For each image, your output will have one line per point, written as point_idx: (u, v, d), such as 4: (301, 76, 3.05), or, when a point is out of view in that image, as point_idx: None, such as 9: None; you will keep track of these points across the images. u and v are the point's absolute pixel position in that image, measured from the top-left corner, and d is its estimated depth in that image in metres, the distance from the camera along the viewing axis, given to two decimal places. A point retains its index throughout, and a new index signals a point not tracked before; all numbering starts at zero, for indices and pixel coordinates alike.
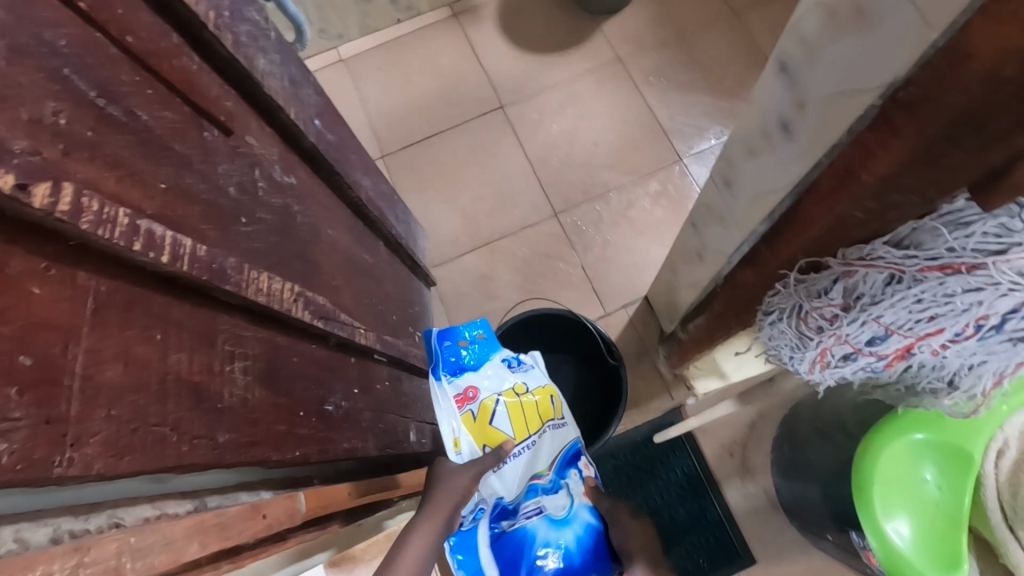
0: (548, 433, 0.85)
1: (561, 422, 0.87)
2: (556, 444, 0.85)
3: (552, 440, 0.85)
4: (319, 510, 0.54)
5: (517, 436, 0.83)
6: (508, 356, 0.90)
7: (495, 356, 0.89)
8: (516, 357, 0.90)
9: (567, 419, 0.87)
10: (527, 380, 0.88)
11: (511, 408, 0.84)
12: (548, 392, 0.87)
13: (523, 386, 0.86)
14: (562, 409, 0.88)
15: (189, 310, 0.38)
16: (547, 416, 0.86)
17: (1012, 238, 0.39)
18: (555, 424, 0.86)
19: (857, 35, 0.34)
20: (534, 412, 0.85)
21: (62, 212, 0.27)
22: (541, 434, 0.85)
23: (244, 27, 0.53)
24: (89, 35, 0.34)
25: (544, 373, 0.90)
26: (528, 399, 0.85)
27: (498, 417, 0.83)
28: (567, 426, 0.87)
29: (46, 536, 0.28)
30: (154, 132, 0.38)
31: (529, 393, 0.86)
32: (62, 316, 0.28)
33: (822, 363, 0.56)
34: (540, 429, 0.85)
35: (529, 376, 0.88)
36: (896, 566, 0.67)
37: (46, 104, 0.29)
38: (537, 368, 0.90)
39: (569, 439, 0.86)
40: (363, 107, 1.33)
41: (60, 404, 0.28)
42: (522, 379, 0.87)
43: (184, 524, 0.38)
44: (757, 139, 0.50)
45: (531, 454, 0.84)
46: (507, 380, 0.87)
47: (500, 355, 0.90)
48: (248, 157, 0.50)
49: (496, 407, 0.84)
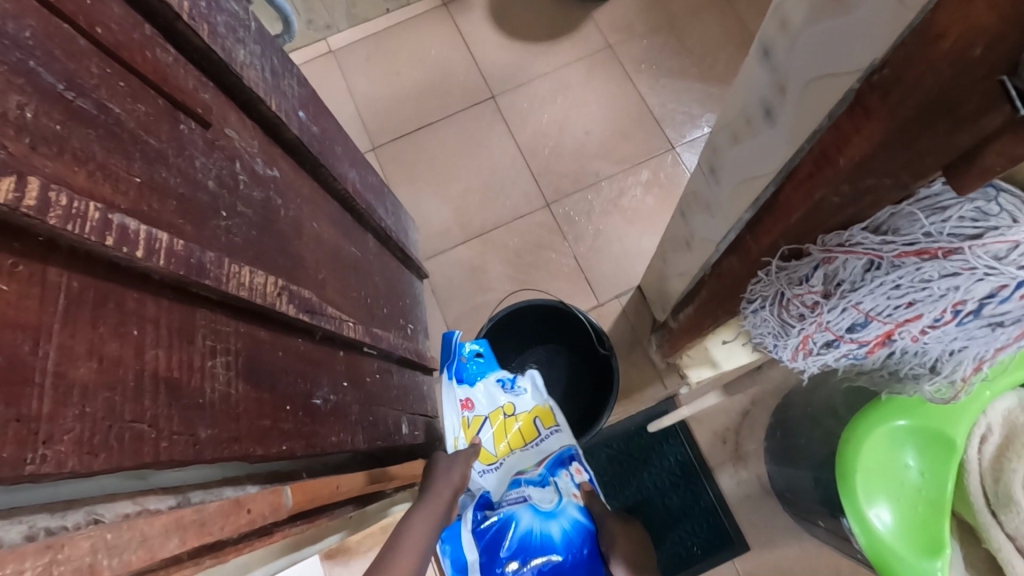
0: (530, 451, 0.86)
1: (555, 429, 0.87)
2: (542, 450, 0.85)
3: (537, 451, 0.86)
4: (307, 503, 0.52)
5: (500, 451, 0.87)
6: (504, 375, 0.91)
7: (490, 375, 0.90)
8: (511, 379, 0.91)
9: (560, 427, 0.86)
10: (516, 402, 0.89)
11: (497, 428, 0.87)
12: (534, 413, 0.88)
13: (511, 408, 0.88)
14: (556, 416, 0.88)
15: (165, 306, 0.38)
16: (530, 436, 0.87)
17: (987, 221, 0.40)
18: (543, 438, 0.86)
19: (835, 17, 0.33)
20: (517, 435, 0.88)
21: (29, 206, 0.27)
22: (525, 450, 0.87)
23: (221, 18, 0.52)
24: (55, 27, 0.34)
25: (540, 393, 0.90)
26: (513, 422, 0.88)
27: (484, 433, 0.87)
28: (563, 432, 0.86)
29: (20, 533, 0.27)
30: (126, 126, 0.37)
31: (515, 416, 0.88)
32: (30, 315, 0.28)
33: (805, 350, 0.55)
34: (522, 448, 0.87)
35: (521, 398, 0.89)
36: (879, 551, 0.68)
37: (11, 98, 0.29)
38: (532, 390, 0.90)
39: (563, 445, 0.84)
40: (352, 99, 1.32)
41: (30, 402, 0.28)
42: (511, 401, 0.89)
43: (162, 519, 0.34)
44: (741, 125, 0.50)
45: (515, 464, 0.86)
46: (498, 401, 0.89)
47: (496, 374, 0.90)
48: (227, 151, 0.50)
49: (484, 425, 0.87)
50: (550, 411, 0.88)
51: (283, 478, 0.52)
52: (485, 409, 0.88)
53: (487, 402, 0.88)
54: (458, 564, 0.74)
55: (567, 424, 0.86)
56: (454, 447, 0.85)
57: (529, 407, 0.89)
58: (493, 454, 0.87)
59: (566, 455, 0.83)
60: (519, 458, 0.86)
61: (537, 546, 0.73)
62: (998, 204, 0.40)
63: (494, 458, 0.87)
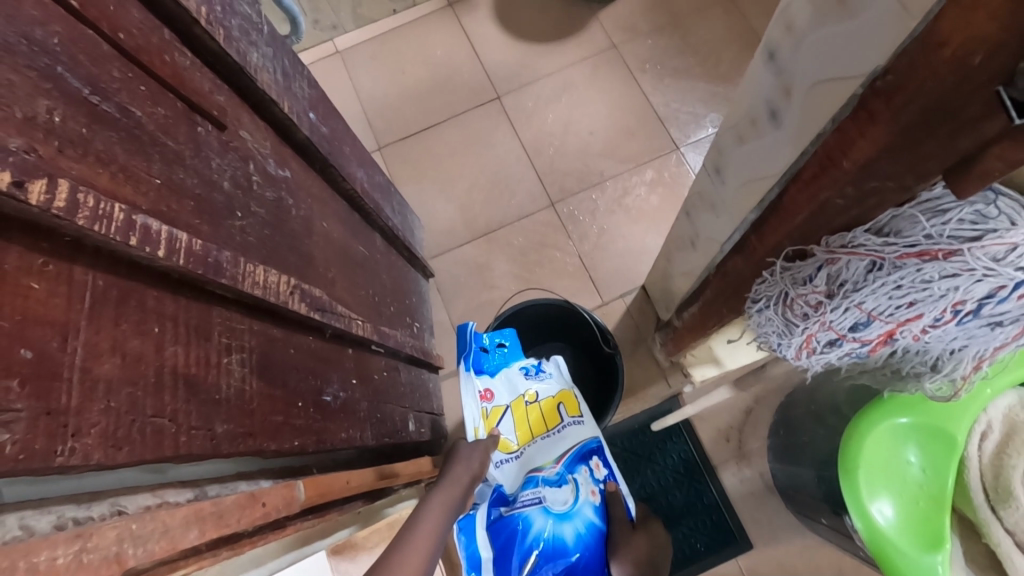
0: (552, 437, 0.84)
1: (578, 418, 0.85)
2: (564, 438, 0.83)
3: (558, 438, 0.84)
4: (319, 498, 0.53)
5: (521, 440, 0.85)
6: (527, 363, 0.89)
7: (513, 364, 0.89)
8: (535, 365, 0.90)
9: (583, 418, 0.84)
10: (539, 389, 0.88)
11: (517, 414, 0.86)
12: (558, 399, 0.87)
13: (533, 395, 0.87)
14: (580, 404, 0.86)
15: (184, 304, 0.39)
16: (553, 422, 0.86)
17: (986, 224, 0.41)
18: (564, 425, 0.84)
19: (841, 22, 0.34)
20: (538, 421, 0.86)
21: (59, 208, 0.28)
22: (546, 437, 0.85)
23: (235, 21, 0.53)
24: (79, 32, 0.34)
25: (564, 378, 0.89)
26: (535, 408, 0.87)
27: (505, 424, 0.86)
28: (585, 424, 0.84)
29: (51, 523, 0.28)
30: (146, 128, 0.38)
31: (538, 403, 0.87)
32: (57, 312, 0.29)
33: (808, 349, 0.55)
34: (543, 436, 0.85)
35: (544, 383, 0.88)
36: (880, 545, 0.68)
37: (39, 102, 0.30)
38: (557, 374, 0.89)
39: (584, 438, 0.82)
40: (357, 97, 1.33)
41: (60, 397, 0.29)
42: (534, 387, 0.88)
43: (183, 510, 0.35)
44: (746, 126, 0.51)
45: (535, 454, 0.84)
46: (520, 388, 0.88)
47: (519, 363, 0.89)
48: (241, 152, 0.51)
49: (504, 415, 0.86)
50: (575, 398, 0.86)
51: (294, 474, 0.53)
52: (505, 399, 0.87)
53: (507, 391, 0.87)
54: (472, 560, 0.74)
55: (590, 416, 0.84)
56: (475, 436, 0.82)
57: (552, 392, 0.88)
58: (513, 443, 0.85)
59: (588, 449, 0.81)
60: (539, 448, 0.84)
61: (549, 550, 0.71)
62: (996, 207, 0.41)
63: (514, 448, 0.85)
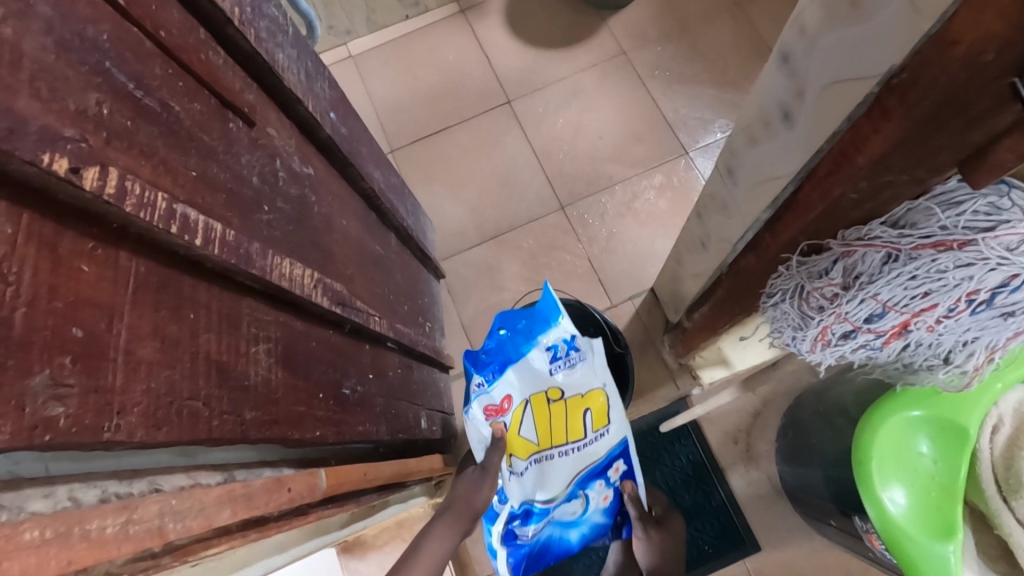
0: (573, 452, 0.71)
1: (603, 431, 0.72)
2: (585, 453, 0.71)
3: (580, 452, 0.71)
4: (339, 488, 0.54)
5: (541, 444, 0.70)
6: (556, 343, 0.70)
7: (537, 347, 0.70)
8: (567, 345, 0.71)
9: (608, 429, 0.72)
10: (566, 384, 0.71)
11: (538, 414, 0.69)
12: (586, 403, 0.71)
13: (557, 393, 0.70)
14: (610, 415, 0.72)
15: (215, 292, 0.40)
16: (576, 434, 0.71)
17: (1000, 216, 0.42)
18: (588, 440, 0.71)
19: (856, 25, 0.35)
20: (563, 423, 0.70)
21: (109, 194, 0.29)
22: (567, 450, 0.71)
23: (263, 23, 0.54)
24: (125, 30, 0.36)
25: (597, 371, 0.72)
26: (560, 409, 0.70)
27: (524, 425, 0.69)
28: (609, 435, 0.72)
29: (97, 496, 0.29)
30: (183, 123, 0.40)
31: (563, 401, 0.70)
32: (104, 295, 0.30)
33: (823, 341, 0.56)
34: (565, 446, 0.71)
35: (573, 373, 0.71)
36: (893, 534, 0.69)
37: (90, 95, 0.31)
38: (587, 360, 0.72)
39: (610, 450, 0.72)
40: (370, 100, 1.35)
41: (107, 375, 0.30)
42: (560, 381, 0.70)
43: (216, 491, 0.37)
44: (759, 127, 0.52)
45: (555, 465, 0.70)
46: (543, 382, 0.70)
47: (546, 343, 0.70)
48: (268, 149, 0.52)
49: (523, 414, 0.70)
50: (605, 407, 0.71)
51: (314, 464, 0.54)
52: (526, 392, 0.69)
53: (529, 387, 0.69)
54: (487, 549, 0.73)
55: (619, 423, 0.72)
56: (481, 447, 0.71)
57: (581, 389, 0.71)
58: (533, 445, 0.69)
59: (613, 455, 0.73)
60: (560, 462, 0.70)
61: (553, 551, 0.74)
62: (1009, 199, 0.42)
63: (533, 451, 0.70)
